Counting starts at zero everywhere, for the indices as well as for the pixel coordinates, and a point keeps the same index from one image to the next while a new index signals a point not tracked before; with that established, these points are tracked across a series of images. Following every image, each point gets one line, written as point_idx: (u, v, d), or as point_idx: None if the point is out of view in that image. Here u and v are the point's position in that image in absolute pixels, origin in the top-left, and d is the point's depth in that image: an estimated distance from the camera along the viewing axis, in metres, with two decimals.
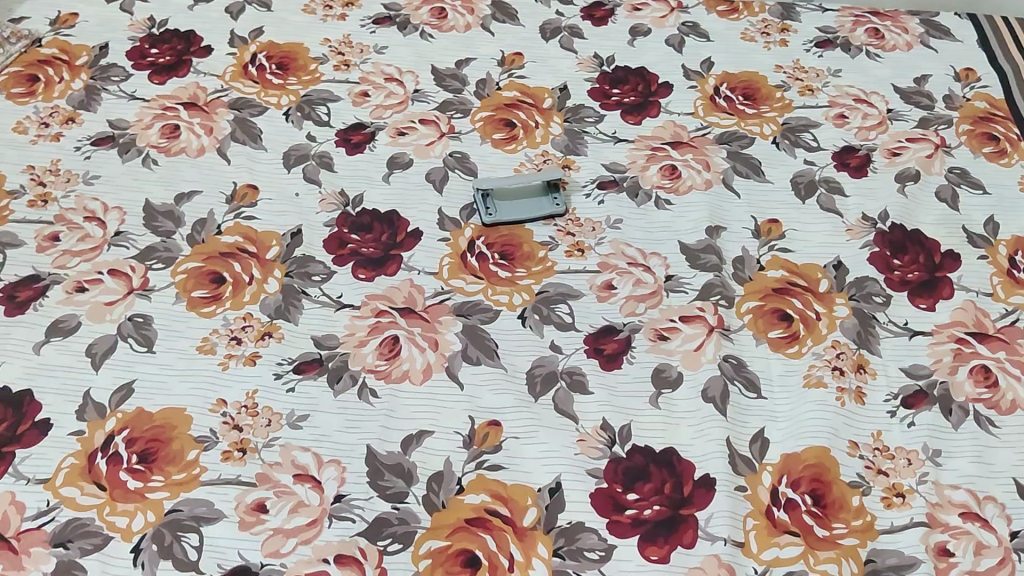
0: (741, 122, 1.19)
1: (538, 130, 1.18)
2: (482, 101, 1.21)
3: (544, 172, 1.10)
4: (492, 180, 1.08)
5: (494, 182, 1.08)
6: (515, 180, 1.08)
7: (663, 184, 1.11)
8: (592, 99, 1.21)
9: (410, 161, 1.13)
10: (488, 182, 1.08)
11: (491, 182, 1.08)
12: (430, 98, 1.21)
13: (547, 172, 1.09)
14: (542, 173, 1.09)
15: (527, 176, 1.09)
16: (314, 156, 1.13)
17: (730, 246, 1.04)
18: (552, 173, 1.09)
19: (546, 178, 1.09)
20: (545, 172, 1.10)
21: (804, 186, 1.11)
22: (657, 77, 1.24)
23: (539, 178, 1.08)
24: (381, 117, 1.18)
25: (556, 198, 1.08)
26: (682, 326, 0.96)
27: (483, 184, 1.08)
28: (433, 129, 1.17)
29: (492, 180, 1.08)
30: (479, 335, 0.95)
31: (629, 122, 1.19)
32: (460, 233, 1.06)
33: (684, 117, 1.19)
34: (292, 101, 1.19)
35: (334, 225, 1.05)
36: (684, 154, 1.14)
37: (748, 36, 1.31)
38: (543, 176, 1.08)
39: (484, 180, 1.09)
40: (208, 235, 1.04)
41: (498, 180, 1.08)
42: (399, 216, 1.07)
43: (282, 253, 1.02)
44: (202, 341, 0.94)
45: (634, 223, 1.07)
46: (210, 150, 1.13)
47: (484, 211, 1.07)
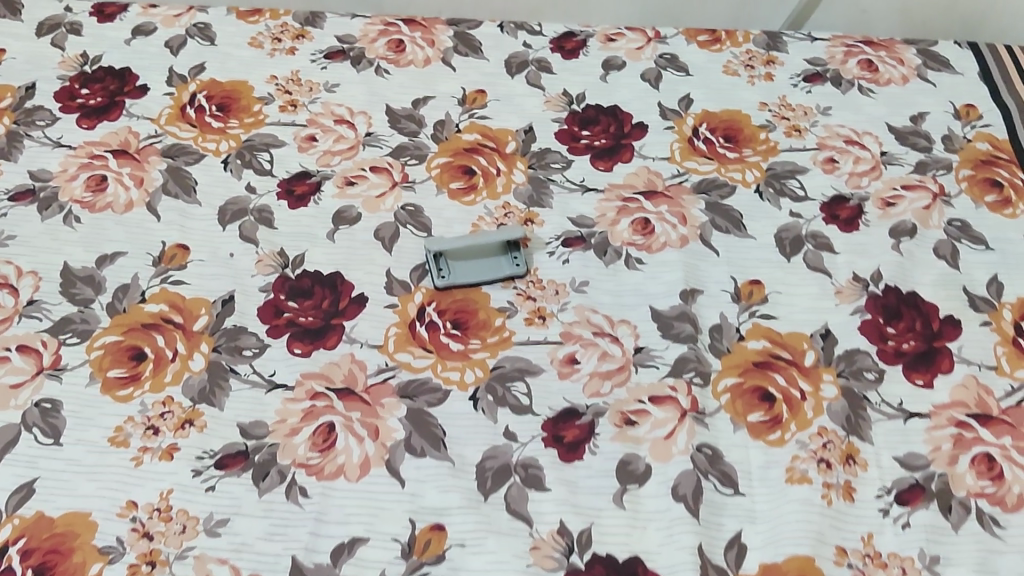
0: (721, 168, 1.09)
1: (500, 178, 1.08)
2: (439, 146, 1.11)
3: (504, 230, 1.00)
4: (445, 239, 0.98)
5: (447, 241, 0.98)
6: (471, 238, 0.98)
7: (635, 240, 1.01)
8: (560, 143, 1.12)
9: (357, 215, 1.03)
10: (440, 240, 0.98)
11: (443, 242, 0.98)
12: (383, 142, 1.11)
13: (507, 230, 0.99)
14: (502, 232, 0.99)
15: (485, 235, 0.99)
16: (253, 210, 1.03)
17: (707, 312, 0.95)
18: (513, 232, 0.99)
19: (505, 237, 0.98)
20: (505, 229, 1.00)
21: (789, 242, 1.01)
22: (631, 117, 1.15)
23: (498, 238, 0.98)
24: (329, 165, 1.08)
25: (516, 257, 0.99)
26: (652, 408, 0.87)
27: (435, 244, 0.98)
28: (386, 178, 1.07)
29: (446, 239, 0.98)
30: (424, 421, 0.86)
31: (599, 168, 1.09)
32: (409, 298, 0.96)
33: (660, 162, 1.09)
34: (233, 147, 1.10)
35: (271, 290, 0.96)
36: (659, 205, 1.05)
37: (730, 69, 1.21)
38: (503, 235, 0.98)
39: (437, 238, 0.99)
40: (131, 303, 0.94)
41: (452, 239, 0.98)
42: (343, 279, 0.97)
43: (212, 324, 0.93)
44: (115, 430, 0.84)
45: (601, 286, 0.97)
46: (139, 205, 1.03)
47: (437, 273, 0.97)
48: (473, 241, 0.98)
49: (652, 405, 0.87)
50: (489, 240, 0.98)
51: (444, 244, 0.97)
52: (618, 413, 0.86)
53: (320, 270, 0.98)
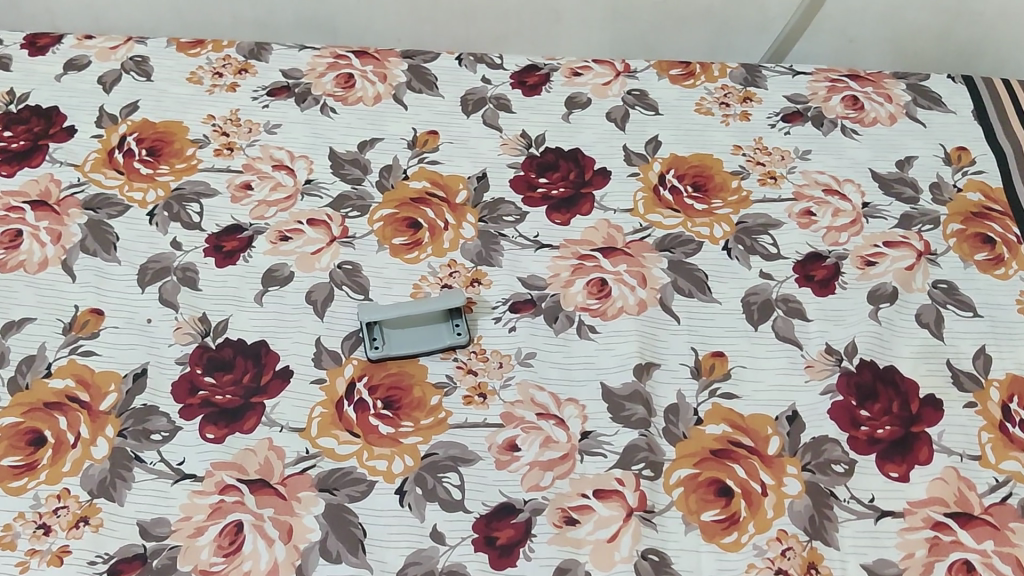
0: (687, 221, 1.00)
1: (447, 232, 0.99)
2: (384, 195, 1.03)
3: (447, 293, 0.91)
4: (378, 304, 0.90)
5: (379, 307, 0.89)
6: (406, 304, 0.90)
7: (589, 305, 0.93)
8: (515, 191, 1.03)
9: (289, 275, 0.95)
10: (373, 307, 0.90)
11: (374, 308, 0.89)
12: (324, 191, 1.03)
13: (449, 294, 0.90)
14: (441, 297, 0.90)
15: (423, 301, 0.90)
16: (177, 269, 0.95)
17: (663, 390, 0.86)
18: (454, 296, 0.90)
19: (444, 304, 0.89)
20: (447, 292, 0.91)
21: (757, 308, 0.93)
22: (593, 162, 1.06)
23: (437, 305, 0.89)
24: (263, 217, 1.00)
25: (457, 324, 0.90)
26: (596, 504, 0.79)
27: (366, 310, 0.89)
28: (323, 232, 0.99)
29: (379, 305, 0.90)
30: (343, 519, 0.78)
31: (556, 221, 1.00)
32: (339, 372, 0.88)
33: (622, 214, 1.01)
34: (161, 197, 1.02)
35: (187, 363, 0.88)
36: (617, 264, 0.96)
37: (703, 107, 1.12)
38: (441, 302, 0.89)
39: (371, 304, 0.91)
40: (34, 378, 0.87)
41: (386, 305, 0.90)
42: (269, 348, 0.90)
43: (120, 403, 0.85)
44: (2, 530, 0.77)
45: (549, 358, 0.89)
46: (54, 263, 0.95)
47: (370, 344, 0.89)
48: (408, 308, 0.89)
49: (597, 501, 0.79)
50: (426, 307, 0.89)
51: (376, 311, 0.89)
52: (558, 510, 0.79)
53: (244, 338, 0.90)
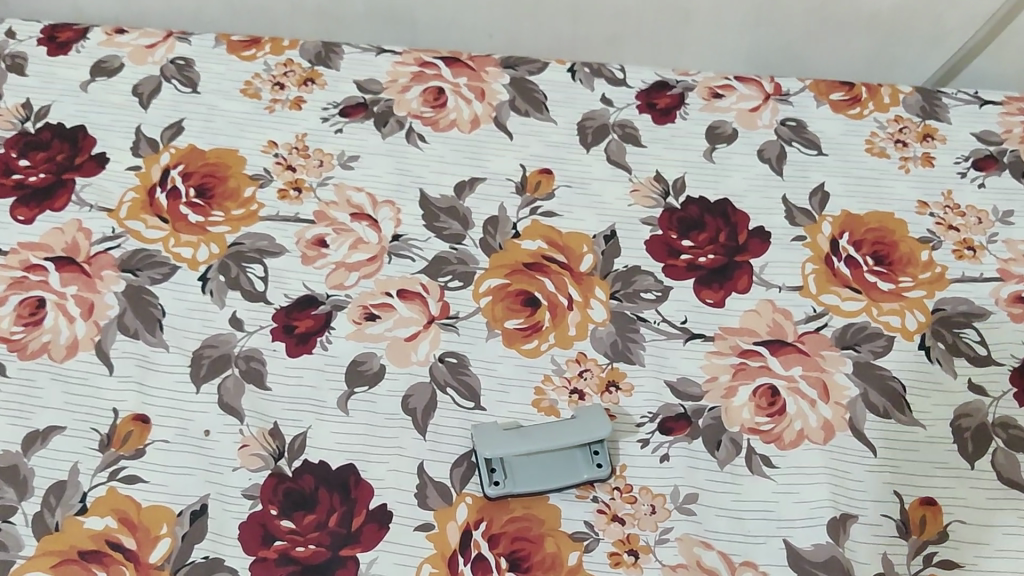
0: (872, 305, 0.80)
1: (573, 312, 0.80)
2: (491, 259, 0.83)
3: (580, 416, 0.72)
4: (496, 430, 0.71)
5: (497, 434, 0.71)
6: (532, 433, 0.71)
7: (760, 425, 0.74)
8: (652, 258, 0.83)
9: (379, 370, 0.76)
10: (489, 434, 0.71)
11: (491, 437, 0.71)
12: (415, 250, 0.83)
13: (586, 420, 0.72)
14: (577, 425, 0.71)
15: (554, 428, 0.71)
16: (238, 358, 0.76)
17: (865, 555, 0.68)
18: (594, 425, 0.71)
19: (582, 437, 0.70)
20: (581, 416, 0.72)
21: (971, 436, 0.74)
22: (746, 219, 0.86)
23: (573, 438, 0.70)
24: (343, 286, 0.81)
25: (596, 451, 0.71)
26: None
27: (481, 439, 0.71)
28: (419, 309, 0.80)
29: (497, 431, 0.71)
30: None
31: (707, 301, 0.81)
32: (450, 514, 0.69)
33: (789, 293, 0.81)
34: (215, 255, 0.82)
35: (258, 498, 0.69)
36: (790, 366, 0.77)
37: (876, 147, 0.91)
38: (578, 434, 0.70)
39: (485, 426, 0.72)
40: (65, 516, 0.68)
41: (504, 431, 0.71)
42: (359, 476, 0.71)
43: (175, 555, 0.67)
44: None
45: (714, 501, 0.70)
46: (86, 348, 0.76)
47: (488, 476, 0.70)
48: (535, 441, 0.70)
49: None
50: (558, 442, 0.70)
51: (494, 441, 0.70)
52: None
53: (326, 461, 0.72)
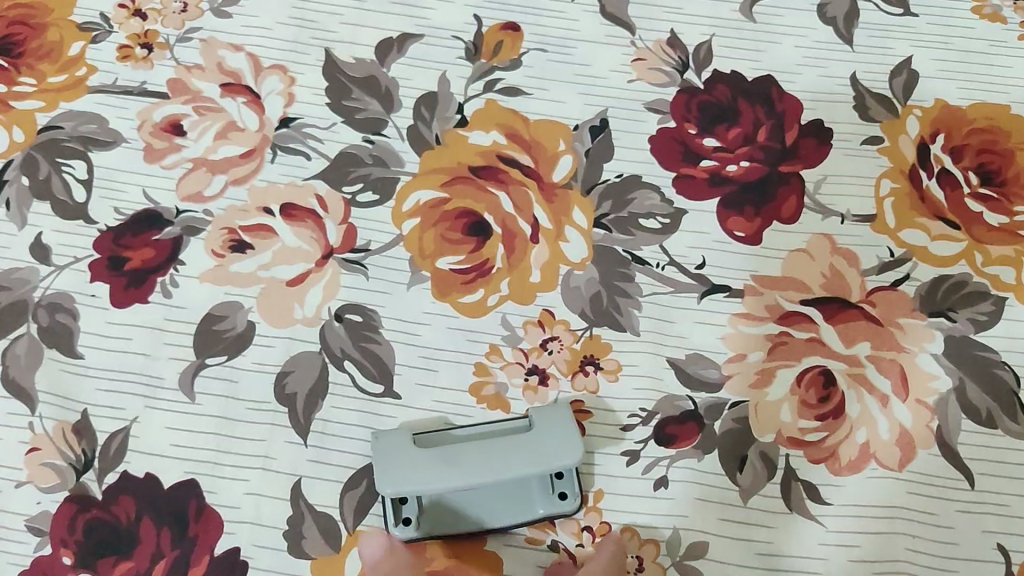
0: (975, 248, 0.55)
1: (537, 246, 0.54)
2: (424, 159, 0.57)
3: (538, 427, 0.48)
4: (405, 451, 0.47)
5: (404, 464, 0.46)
6: (465, 456, 0.46)
7: (805, 435, 0.50)
8: (659, 164, 0.57)
9: (246, 330, 0.52)
10: (395, 457, 0.46)
11: (398, 464, 0.46)
12: (312, 144, 0.57)
13: (544, 435, 0.47)
14: (531, 445, 0.47)
15: (498, 451, 0.46)
16: (38, 308, 0.52)
17: None
18: (563, 444, 0.47)
19: (538, 468, 0.46)
20: (539, 428, 0.48)
21: None
22: (797, 107, 0.59)
23: (526, 470, 0.46)
24: (203, 198, 0.55)
25: (559, 474, 0.48)
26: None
27: (382, 469, 0.46)
28: (310, 236, 0.54)
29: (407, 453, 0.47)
30: None
31: (735, 234, 0.55)
32: (334, 566, 0.46)
33: (853, 226, 0.56)
34: (17, 144, 0.56)
35: (48, 536, 0.46)
36: (852, 340, 0.52)
37: (986, 6, 0.64)
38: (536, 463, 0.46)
39: (390, 437, 0.47)
40: None
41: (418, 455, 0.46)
42: (203, 501, 0.47)
43: None
44: None
45: (731, 556, 0.47)
46: None
47: (395, 513, 0.47)
48: (466, 472, 0.45)
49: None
50: (501, 475, 0.45)
51: (402, 473, 0.46)
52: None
53: (156, 475, 0.48)
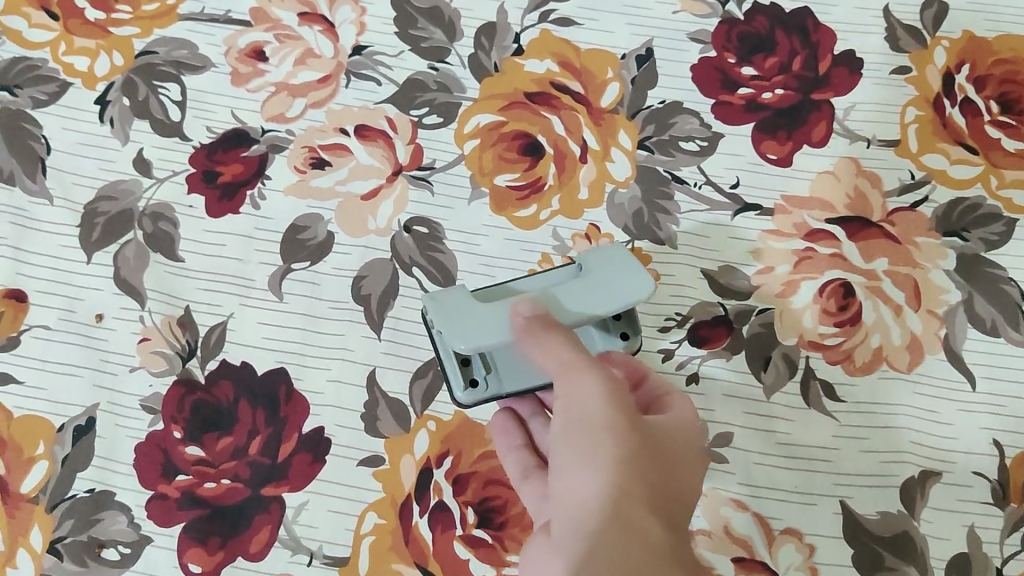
0: (990, 173, 0.60)
1: (585, 166, 0.60)
2: (484, 84, 0.62)
3: (586, 267, 0.50)
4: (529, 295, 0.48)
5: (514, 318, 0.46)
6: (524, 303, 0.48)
7: (824, 339, 0.55)
8: (700, 91, 0.62)
9: (326, 239, 0.58)
10: (460, 318, 0.48)
11: (469, 322, 0.48)
12: (383, 69, 0.63)
13: (600, 277, 0.49)
14: (591, 288, 0.49)
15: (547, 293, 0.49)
16: (142, 216, 0.58)
17: (945, 528, 0.52)
18: (615, 280, 0.49)
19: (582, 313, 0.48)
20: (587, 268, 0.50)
21: None
22: (830, 38, 0.63)
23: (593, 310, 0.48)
24: (285, 119, 0.61)
25: (618, 317, 0.53)
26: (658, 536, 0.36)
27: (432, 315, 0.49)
28: (382, 154, 0.60)
29: (529, 299, 0.48)
30: None
31: (768, 157, 0.60)
32: (405, 445, 0.53)
33: (879, 151, 0.60)
34: (118, 67, 0.62)
35: (160, 414, 0.54)
36: (872, 255, 0.57)
37: None
38: (591, 303, 0.48)
39: (452, 297, 0.49)
40: None
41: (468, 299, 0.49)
42: (292, 387, 0.55)
43: (53, 484, 0.53)
44: None
45: (753, 445, 0.53)
46: None
47: (463, 376, 0.52)
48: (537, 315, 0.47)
49: (675, 537, 0.37)
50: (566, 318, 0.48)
51: (479, 330, 0.47)
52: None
53: (250, 364, 0.55)
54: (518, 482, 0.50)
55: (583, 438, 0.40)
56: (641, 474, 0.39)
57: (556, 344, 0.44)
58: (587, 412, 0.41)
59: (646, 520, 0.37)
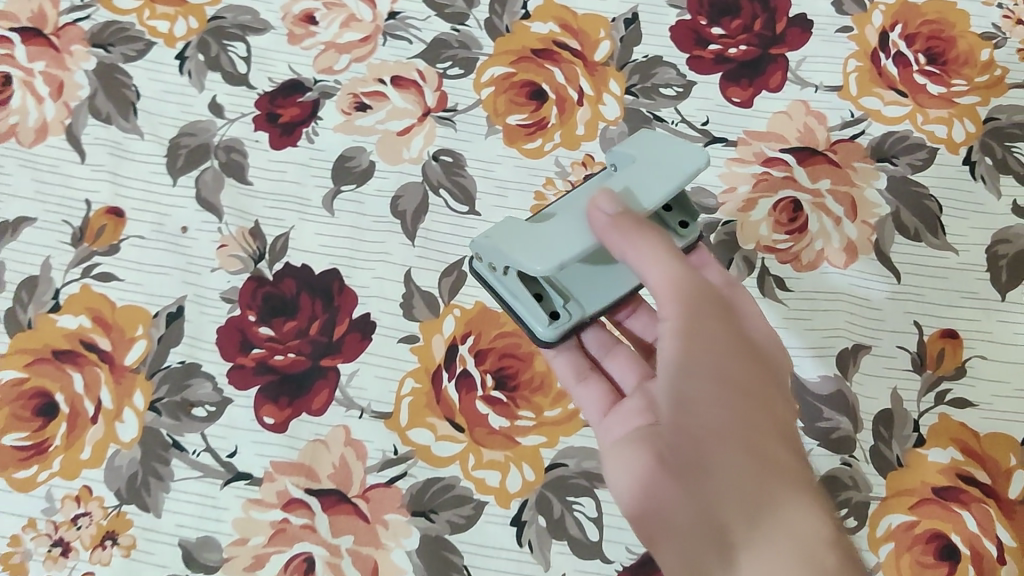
0: (917, 112, 0.72)
1: (582, 108, 0.72)
2: (497, 43, 0.75)
3: (639, 163, 0.56)
4: (609, 193, 0.53)
5: (597, 223, 0.52)
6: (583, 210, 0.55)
7: (776, 244, 0.68)
8: (677, 47, 0.75)
9: (369, 167, 0.71)
10: (540, 245, 0.52)
11: (548, 245, 0.52)
12: (413, 31, 0.75)
13: (647, 169, 0.56)
14: (647, 177, 0.55)
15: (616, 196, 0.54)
16: (217, 149, 0.71)
17: (873, 389, 0.64)
18: (664, 162, 0.55)
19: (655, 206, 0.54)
20: (638, 164, 0.56)
21: (1008, 266, 0.67)
22: (786, 4, 0.76)
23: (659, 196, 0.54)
24: (333, 72, 0.74)
25: (670, 211, 0.62)
26: (777, 465, 0.49)
27: (506, 251, 0.53)
28: (414, 99, 0.73)
29: (609, 194, 0.53)
30: (443, 561, 0.59)
31: (733, 100, 0.73)
32: (436, 326, 0.66)
33: (825, 95, 0.73)
34: (193, 30, 0.75)
35: (237, 302, 0.66)
36: (817, 178, 0.70)
37: None
38: (655, 190, 0.54)
39: (517, 225, 0.55)
40: (38, 314, 0.66)
41: (533, 228, 0.55)
42: (343, 283, 0.67)
43: (151, 358, 0.65)
44: (10, 544, 0.59)
45: None
46: (55, 132, 0.71)
47: (545, 311, 0.60)
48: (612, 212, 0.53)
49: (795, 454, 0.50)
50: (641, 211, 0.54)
51: (562, 247, 0.52)
52: (663, 513, 0.50)
53: (309, 266, 0.67)
54: (573, 382, 0.62)
55: (691, 370, 0.50)
56: (759, 409, 0.50)
57: (655, 257, 0.51)
58: (696, 345, 0.51)
59: (771, 449, 0.49)
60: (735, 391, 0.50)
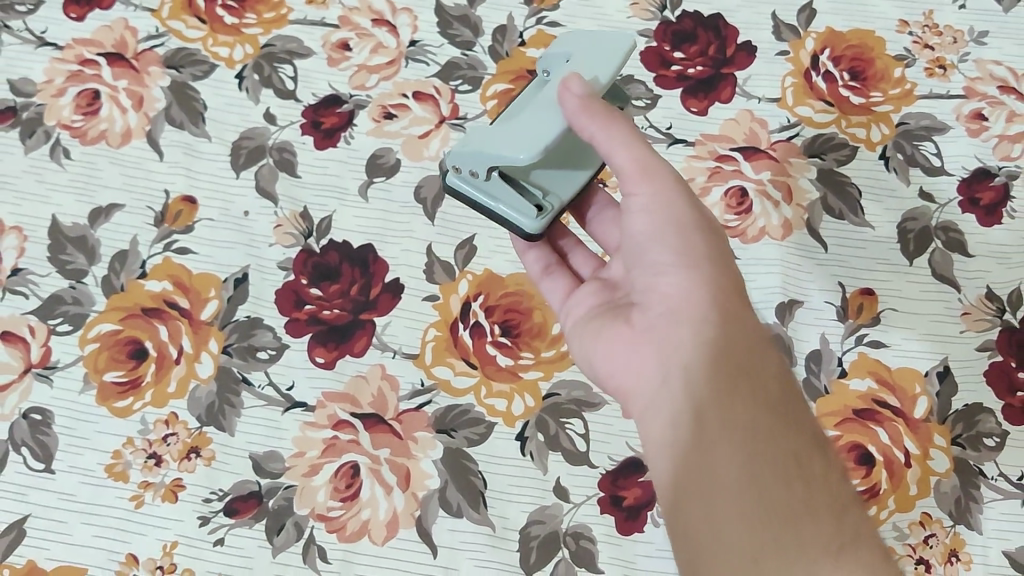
0: (842, 119, 0.89)
1: None
2: (499, 65, 0.91)
3: (575, 59, 0.66)
4: (578, 77, 0.62)
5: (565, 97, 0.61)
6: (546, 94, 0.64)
7: (727, 223, 0.83)
8: (646, 68, 0.91)
9: (396, 164, 0.86)
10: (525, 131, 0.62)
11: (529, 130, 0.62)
12: (430, 55, 0.92)
13: (590, 54, 0.66)
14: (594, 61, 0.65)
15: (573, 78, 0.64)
16: (272, 149, 0.87)
17: (805, 334, 0.79)
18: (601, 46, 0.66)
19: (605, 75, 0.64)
20: (575, 59, 0.66)
21: (914, 238, 0.83)
22: (735, 33, 0.93)
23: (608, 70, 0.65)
24: (365, 88, 0.90)
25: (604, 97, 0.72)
26: (808, 490, 0.51)
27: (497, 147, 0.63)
28: (431, 110, 0.89)
29: (578, 77, 0.61)
30: (462, 467, 0.74)
31: (692, 110, 0.89)
32: (452, 288, 0.81)
33: (767, 105, 0.89)
34: (249, 55, 0.91)
35: (290, 270, 0.81)
36: (760, 170, 0.86)
37: None
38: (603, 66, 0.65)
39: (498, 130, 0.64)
40: (129, 280, 0.81)
41: (507, 125, 0.65)
42: (376, 254, 0.82)
43: (222, 313, 0.79)
44: (113, 457, 0.74)
45: None
46: (138, 136, 0.87)
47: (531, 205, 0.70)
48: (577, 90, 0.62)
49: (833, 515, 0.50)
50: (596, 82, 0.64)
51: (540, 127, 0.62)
52: (646, 402, 0.58)
53: (349, 241, 0.83)
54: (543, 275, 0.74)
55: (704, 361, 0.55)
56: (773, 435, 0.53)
57: (622, 139, 0.61)
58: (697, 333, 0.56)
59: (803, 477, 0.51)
60: (723, 372, 0.55)
